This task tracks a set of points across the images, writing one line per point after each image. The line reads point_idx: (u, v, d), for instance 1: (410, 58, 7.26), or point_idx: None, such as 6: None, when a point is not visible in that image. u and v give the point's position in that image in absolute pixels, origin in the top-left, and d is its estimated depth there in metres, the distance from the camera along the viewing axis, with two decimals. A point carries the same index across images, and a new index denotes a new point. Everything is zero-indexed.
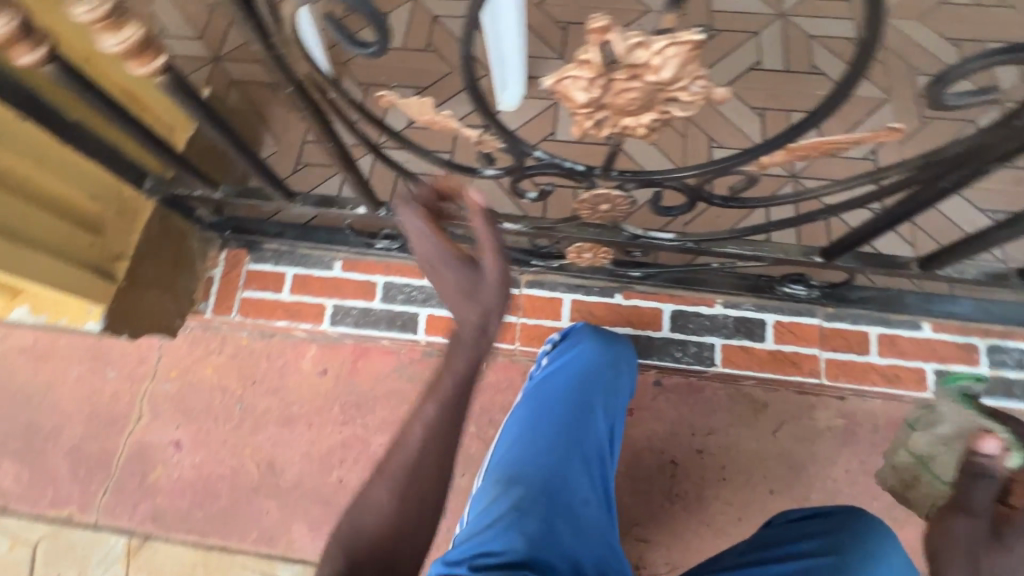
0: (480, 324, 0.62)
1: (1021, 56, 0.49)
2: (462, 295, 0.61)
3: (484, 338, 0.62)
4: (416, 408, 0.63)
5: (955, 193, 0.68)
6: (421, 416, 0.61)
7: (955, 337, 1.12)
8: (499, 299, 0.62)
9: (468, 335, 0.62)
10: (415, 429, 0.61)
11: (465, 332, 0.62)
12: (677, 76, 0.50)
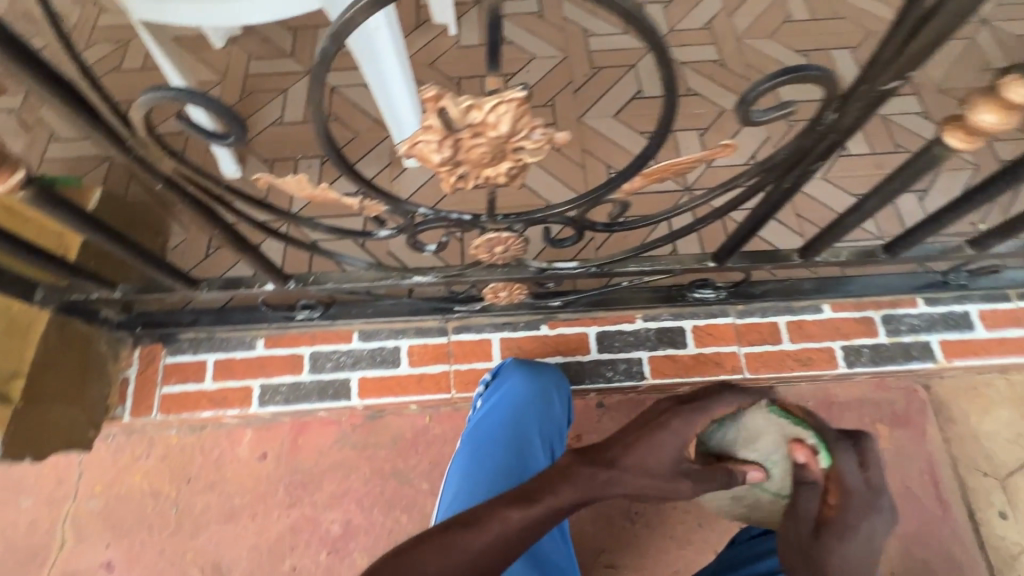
0: (622, 482, 0.74)
1: (804, 74, 0.56)
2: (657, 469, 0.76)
3: (613, 488, 0.74)
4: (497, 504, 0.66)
5: (798, 190, 0.75)
6: (511, 513, 0.65)
7: (853, 313, 1.21)
8: (644, 491, 0.75)
9: (614, 479, 0.74)
10: (492, 525, 0.64)
11: (617, 475, 0.74)
12: (515, 128, 0.54)
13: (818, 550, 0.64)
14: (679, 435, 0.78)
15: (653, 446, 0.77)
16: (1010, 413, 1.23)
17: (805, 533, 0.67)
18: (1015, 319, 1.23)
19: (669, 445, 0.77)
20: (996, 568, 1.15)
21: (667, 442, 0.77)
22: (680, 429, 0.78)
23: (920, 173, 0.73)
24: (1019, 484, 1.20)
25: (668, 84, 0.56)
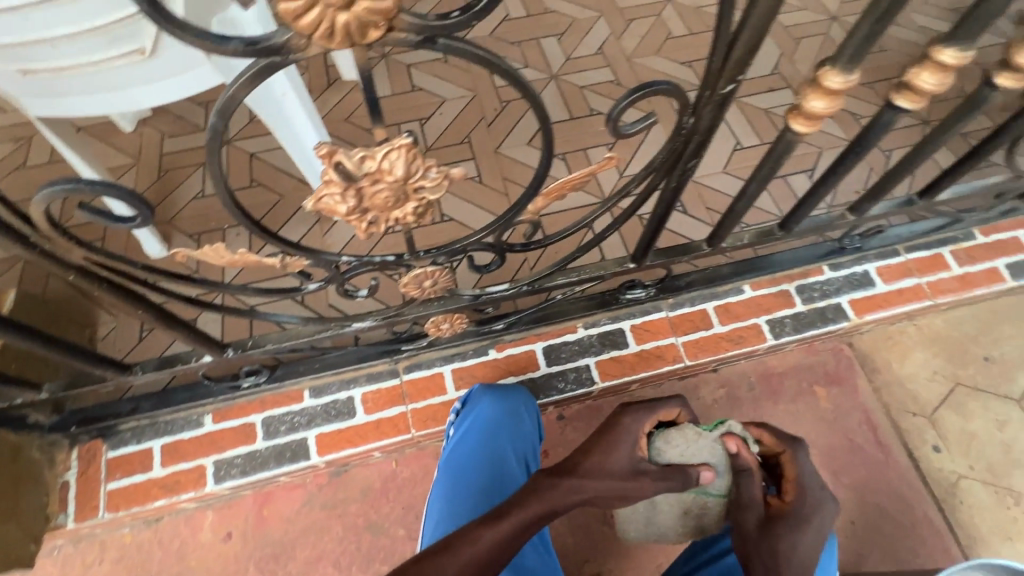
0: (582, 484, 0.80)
1: (651, 90, 0.65)
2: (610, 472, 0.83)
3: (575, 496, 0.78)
4: (475, 526, 0.69)
5: (684, 189, 0.83)
6: (486, 530, 0.68)
7: (771, 289, 1.32)
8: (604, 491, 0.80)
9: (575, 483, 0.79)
10: (468, 546, 0.66)
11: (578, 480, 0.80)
12: (410, 170, 0.59)
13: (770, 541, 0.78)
14: (629, 435, 0.89)
15: (608, 449, 0.87)
16: (922, 355, 1.36)
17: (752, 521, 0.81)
18: (908, 270, 1.37)
19: (622, 447, 0.88)
20: (941, 500, 1.24)
21: (621, 443, 0.88)
22: (631, 431, 0.90)
23: (783, 158, 0.83)
24: (944, 418, 1.31)
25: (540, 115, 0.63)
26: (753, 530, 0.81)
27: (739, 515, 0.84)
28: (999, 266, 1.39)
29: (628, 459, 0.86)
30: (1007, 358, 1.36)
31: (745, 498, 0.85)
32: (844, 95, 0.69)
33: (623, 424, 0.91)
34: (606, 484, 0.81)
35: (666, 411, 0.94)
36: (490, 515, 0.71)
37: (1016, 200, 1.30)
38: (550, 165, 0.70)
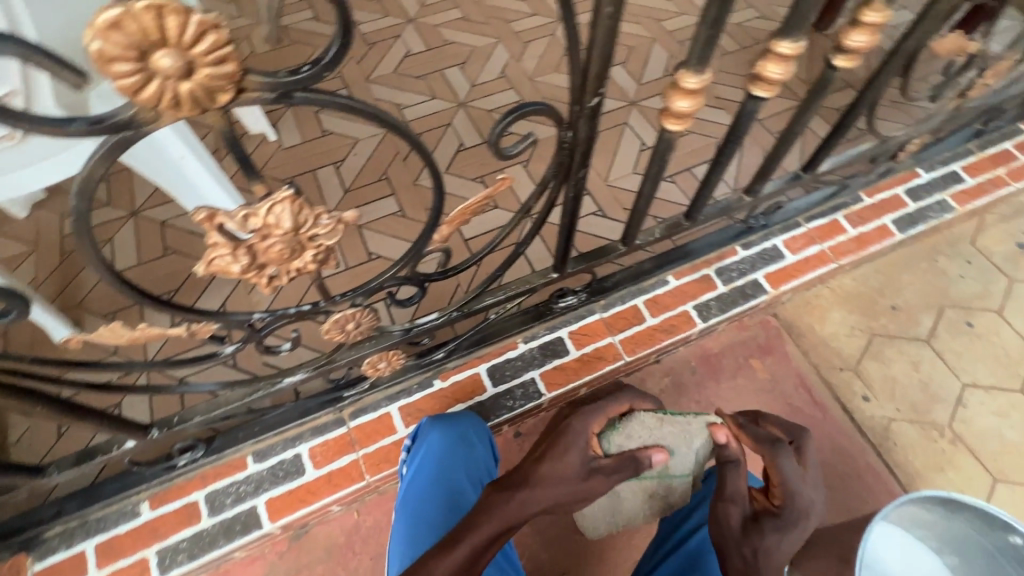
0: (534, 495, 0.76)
1: (522, 111, 0.69)
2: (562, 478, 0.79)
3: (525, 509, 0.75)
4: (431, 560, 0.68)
5: (583, 197, 0.87)
6: (444, 556, 0.68)
7: (693, 276, 1.39)
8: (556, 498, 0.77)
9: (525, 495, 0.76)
10: None
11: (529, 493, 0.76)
12: (299, 221, 0.60)
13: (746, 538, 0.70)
14: (580, 436, 0.85)
15: (559, 453, 0.82)
16: (839, 314, 1.46)
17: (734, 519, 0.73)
18: (811, 239, 1.48)
19: (574, 446, 0.83)
20: (877, 445, 1.33)
21: (571, 445, 0.83)
22: (584, 430, 0.86)
23: (667, 154, 0.88)
24: (867, 369, 1.41)
25: (416, 145, 0.66)
26: (728, 527, 0.72)
27: (717, 511, 0.75)
28: (888, 222, 1.52)
29: (579, 460, 0.81)
30: (910, 304, 1.48)
31: (725, 492, 0.76)
32: (703, 93, 0.75)
33: (574, 424, 0.87)
34: (558, 489, 0.78)
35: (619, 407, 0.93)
36: (449, 538, 0.71)
37: (889, 161, 1.43)
38: (443, 193, 0.73)
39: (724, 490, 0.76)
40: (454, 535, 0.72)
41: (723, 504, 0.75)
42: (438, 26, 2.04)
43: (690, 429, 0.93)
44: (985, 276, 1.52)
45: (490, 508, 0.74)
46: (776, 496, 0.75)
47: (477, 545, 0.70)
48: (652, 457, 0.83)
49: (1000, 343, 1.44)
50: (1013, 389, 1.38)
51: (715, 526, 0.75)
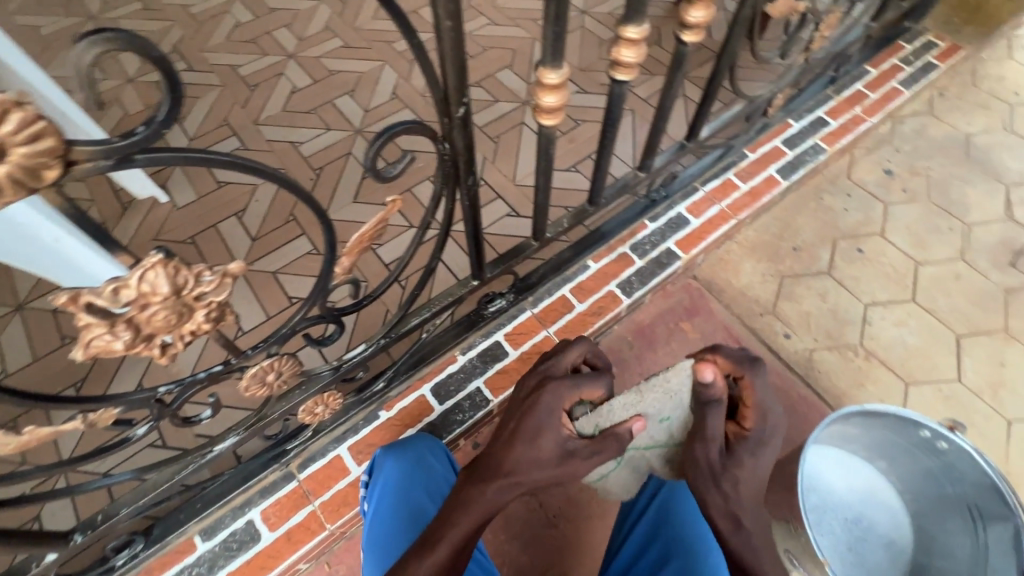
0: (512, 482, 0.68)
1: (391, 133, 0.69)
2: (536, 460, 0.70)
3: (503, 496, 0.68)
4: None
5: (480, 201, 0.89)
6: (421, 562, 0.65)
7: (611, 256, 1.45)
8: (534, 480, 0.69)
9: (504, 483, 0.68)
10: None
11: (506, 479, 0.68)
12: (179, 282, 0.57)
13: (727, 473, 0.69)
14: (552, 411, 0.74)
15: (532, 433, 0.72)
16: (749, 265, 1.57)
17: (715, 458, 0.70)
18: (710, 200, 1.57)
19: (547, 422, 0.73)
20: (805, 376, 1.43)
21: (545, 421, 0.73)
22: (556, 399, 0.75)
23: (551, 148, 0.92)
24: (783, 309, 1.52)
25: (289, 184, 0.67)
26: (708, 468, 0.70)
27: (694, 451, 0.71)
28: (773, 173, 1.64)
29: (553, 439, 0.72)
30: (808, 243, 1.61)
31: (704, 432, 0.71)
32: (566, 87, 0.79)
33: (544, 394, 0.76)
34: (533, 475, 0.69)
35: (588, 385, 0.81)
36: (425, 540, 0.67)
37: (762, 118, 1.55)
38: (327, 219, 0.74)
39: (702, 429, 0.72)
40: (429, 534, 0.68)
41: (700, 446, 0.71)
42: (318, 57, 2.02)
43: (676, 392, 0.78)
44: (864, 205, 1.68)
45: (462, 501, 0.69)
46: (747, 423, 0.73)
47: (456, 543, 0.66)
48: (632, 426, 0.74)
49: (887, 262, 1.59)
50: (907, 299, 1.53)
51: (691, 467, 0.72)
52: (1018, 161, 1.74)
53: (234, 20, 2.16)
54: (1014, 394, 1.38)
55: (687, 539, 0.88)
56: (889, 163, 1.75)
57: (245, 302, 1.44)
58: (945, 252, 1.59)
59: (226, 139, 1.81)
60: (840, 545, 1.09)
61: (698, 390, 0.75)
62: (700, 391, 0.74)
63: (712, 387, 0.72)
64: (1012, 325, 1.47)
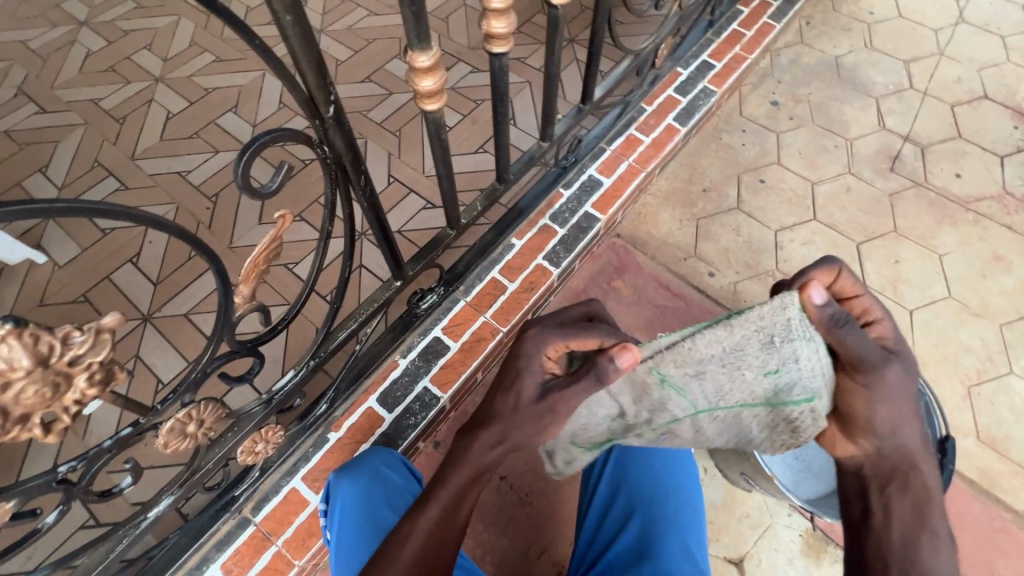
0: (497, 439, 0.65)
1: (261, 143, 0.64)
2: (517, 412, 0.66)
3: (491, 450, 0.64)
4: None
5: (380, 199, 0.85)
6: (413, 520, 0.62)
7: (533, 230, 1.44)
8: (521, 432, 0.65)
9: (489, 438, 0.65)
10: None
11: (489, 435, 0.65)
12: (42, 351, 0.51)
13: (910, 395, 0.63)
14: (534, 358, 0.67)
15: (511, 385, 0.67)
16: (666, 214, 1.65)
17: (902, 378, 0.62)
18: (618, 158, 1.59)
19: (529, 371, 0.67)
20: (733, 308, 1.51)
21: (524, 368, 0.67)
22: (538, 341, 0.68)
23: (442, 133, 0.89)
24: (704, 250, 1.59)
25: (153, 221, 0.62)
26: (897, 392, 0.62)
27: (880, 376, 0.62)
28: (672, 122, 1.66)
29: (537, 385, 0.66)
30: (715, 183, 1.70)
31: (869, 360, 0.62)
32: (440, 66, 0.76)
33: (528, 340, 0.68)
34: (520, 428, 0.65)
35: (581, 340, 0.68)
36: (416, 499, 0.64)
37: (652, 69, 1.59)
38: (212, 252, 0.69)
39: (863, 354, 0.61)
40: (411, 509, 0.64)
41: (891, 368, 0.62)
42: (190, 76, 1.86)
43: (779, 329, 0.64)
44: (759, 138, 1.78)
45: (449, 461, 0.66)
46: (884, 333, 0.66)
47: (447, 503, 0.63)
48: (620, 359, 0.63)
49: (787, 187, 1.69)
50: (810, 219, 1.63)
51: (879, 399, 0.62)
52: (882, 74, 1.89)
53: (85, 50, 1.95)
54: (911, 286, 1.52)
55: (640, 494, 0.91)
56: (774, 95, 1.86)
57: (161, 351, 1.34)
58: (835, 169, 1.72)
59: (103, 180, 1.65)
60: (787, 457, 1.14)
61: (822, 320, 0.62)
62: (831, 318, 0.62)
63: (825, 310, 0.62)
64: (901, 224, 1.61)
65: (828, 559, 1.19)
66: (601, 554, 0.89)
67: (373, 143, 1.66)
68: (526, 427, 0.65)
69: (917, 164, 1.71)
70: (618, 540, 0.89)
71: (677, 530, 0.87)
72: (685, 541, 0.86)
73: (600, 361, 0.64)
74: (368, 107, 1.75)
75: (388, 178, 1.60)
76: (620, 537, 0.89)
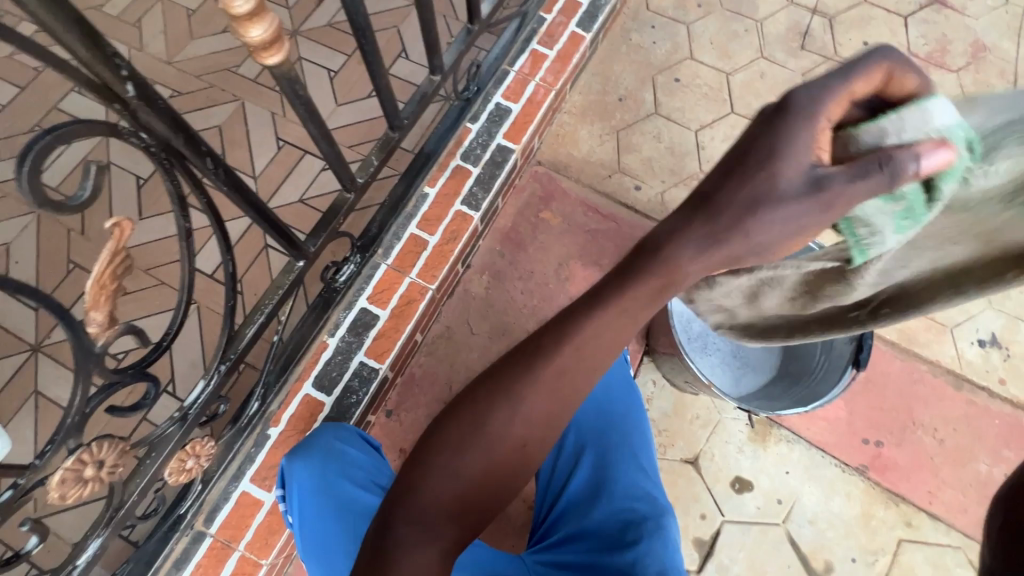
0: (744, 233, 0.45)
1: (48, 143, 0.51)
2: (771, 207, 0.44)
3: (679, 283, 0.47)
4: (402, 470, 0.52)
5: (243, 177, 0.74)
6: (585, 324, 0.47)
7: (446, 175, 1.34)
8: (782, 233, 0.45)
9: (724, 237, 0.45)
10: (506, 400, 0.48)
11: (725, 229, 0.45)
12: None
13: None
14: (798, 133, 0.44)
15: (758, 163, 0.44)
16: (584, 131, 1.58)
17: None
18: (524, 79, 1.46)
19: (792, 153, 0.44)
20: (661, 217, 1.49)
21: (787, 148, 0.44)
22: (802, 109, 0.44)
23: (297, 88, 0.77)
24: (627, 163, 1.54)
25: None
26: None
27: None
28: (575, 28, 1.53)
29: (804, 173, 0.44)
30: (630, 89, 1.62)
31: None
32: (269, 10, 0.63)
33: (788, 116, 0.44)
34: (761, 226, 0.44)
35: (865, 79, 0.46)
36: (587, 300, 0.48)
37: None
38: (35, 285, 0.57)
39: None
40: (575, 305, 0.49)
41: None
42: (11, 55, 1.56)
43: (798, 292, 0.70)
44: (668, 32, 1.68)
45: (634, 267, 0.47)
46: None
47: (623, 312, 0.47)
48: (928, 159, 0.42)
49: (703, 82, 1.63)
50: (727, 113, 1.59)
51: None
52: None
53: None
54: None
55: (590, 429, 0.90)
56: None
57: (64, 381, 1.21)
58: (747, 55, 1.65)
59: None
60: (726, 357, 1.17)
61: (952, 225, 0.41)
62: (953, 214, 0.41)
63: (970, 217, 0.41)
64: None
65: (773, 439, 1.28)
66: (557, 496, 0.90)
67: (251, 105, 1.47)
68: (778, 224, 0.44)
69: (826, 37, 1.67)
70: (574, 477, 0.88)
71: (629, 455, 0.89)
72: (639, 464, 0.88)
73: (895, 152, 0.42)
74: (236, 61, 1.52)
75: (278, 142, 1.43)
76: (574, 474, 0.88)
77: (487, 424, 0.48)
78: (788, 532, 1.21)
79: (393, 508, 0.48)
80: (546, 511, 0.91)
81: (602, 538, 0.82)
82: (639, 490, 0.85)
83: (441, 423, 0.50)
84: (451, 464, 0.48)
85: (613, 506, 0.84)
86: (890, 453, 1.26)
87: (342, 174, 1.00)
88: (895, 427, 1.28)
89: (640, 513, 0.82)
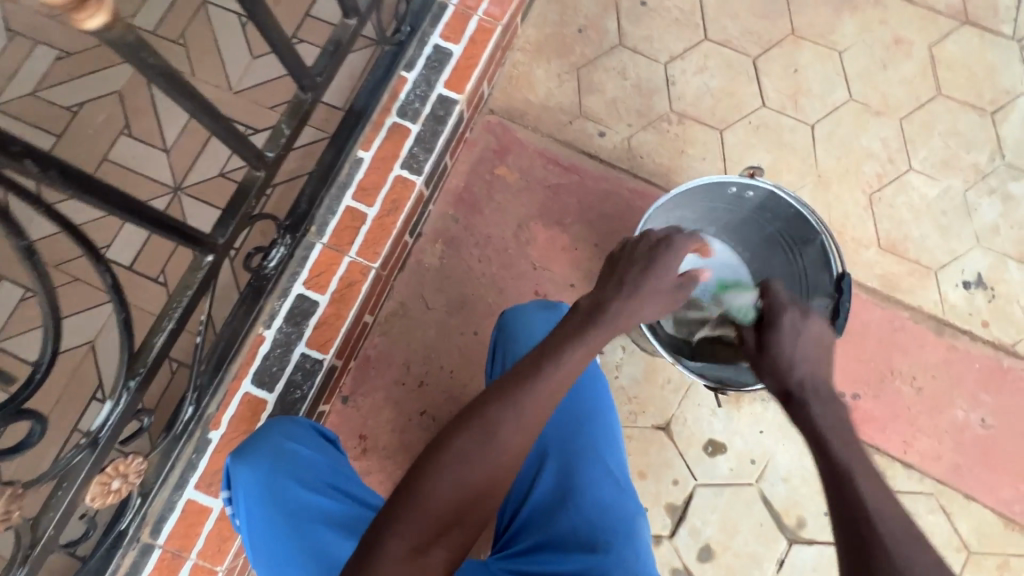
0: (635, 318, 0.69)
1: None
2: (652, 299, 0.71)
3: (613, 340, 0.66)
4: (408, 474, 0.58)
5: (89, 174, 0.60)
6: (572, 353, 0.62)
7: (381, 136, 1.18)
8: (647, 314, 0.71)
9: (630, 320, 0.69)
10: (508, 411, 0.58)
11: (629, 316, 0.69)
12: None
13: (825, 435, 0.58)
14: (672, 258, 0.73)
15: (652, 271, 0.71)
16: (541, 71, 1.40)
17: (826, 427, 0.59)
18: (466, 13, 1.25)
19: (664, 272, 0.72)
20: (628, 166, 1.35)
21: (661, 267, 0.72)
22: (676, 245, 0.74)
23: (142, 53, 0.61)
24: (589, 105, 1.38)
25: None
26: (806, 337, 0.68)
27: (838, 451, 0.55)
28: None
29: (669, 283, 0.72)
30: (591, 17, 1.42)
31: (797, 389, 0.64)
32: None
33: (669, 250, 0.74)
34: (648, 307, 0.70)
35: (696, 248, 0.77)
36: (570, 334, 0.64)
37: None
38: None
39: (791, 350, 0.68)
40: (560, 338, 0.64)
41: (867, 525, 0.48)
42: None
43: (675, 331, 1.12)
44: None
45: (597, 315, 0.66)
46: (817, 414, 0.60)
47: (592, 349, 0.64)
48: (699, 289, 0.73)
49: (673, 5, 1.43)
50: (701, 40, 1.41)
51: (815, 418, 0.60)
52: None
53: None
54: (813, 94, 1.38)
55: (553, 434, 0.83)
56: None
57: None
58: None
59: None
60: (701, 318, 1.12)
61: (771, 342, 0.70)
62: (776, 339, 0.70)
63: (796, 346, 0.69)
64: (799, 24, 1.41)
65: (747, 401, 1.23)
66: (519, 506, 0.83)
67: None
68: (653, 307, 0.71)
69: None
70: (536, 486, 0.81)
71: (596, 458, 0.82)
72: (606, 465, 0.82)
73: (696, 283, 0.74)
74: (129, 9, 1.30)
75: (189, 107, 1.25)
76: (538, 481, 0.81)
77: (492, 433, 0.57)
78: (761, 492, 1.19)
79: (399, 512, 0.55)
80: (508, 519, 0.84)
81: (571, 549, 0.76)
82: (606, 496, 0.80)
83: (448, 436, 0.58)
84: (459, 471, 0.56)
85: (580, 513, 0.78)
86: (867, 406, 1.22)
87: (242, 150, 0.85)
88: (873, 378, 1.23)
89: (612, 519, 0.78)
